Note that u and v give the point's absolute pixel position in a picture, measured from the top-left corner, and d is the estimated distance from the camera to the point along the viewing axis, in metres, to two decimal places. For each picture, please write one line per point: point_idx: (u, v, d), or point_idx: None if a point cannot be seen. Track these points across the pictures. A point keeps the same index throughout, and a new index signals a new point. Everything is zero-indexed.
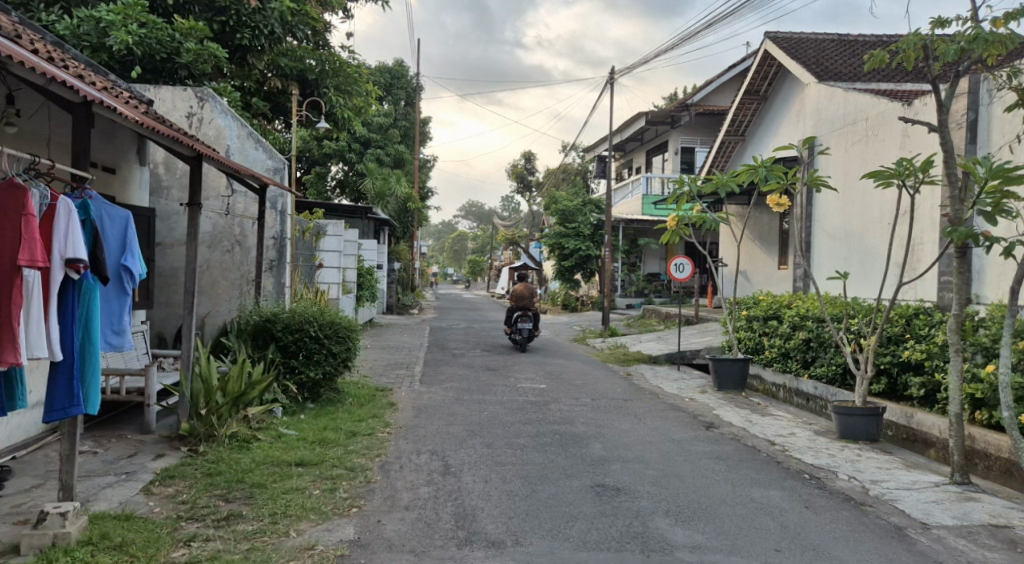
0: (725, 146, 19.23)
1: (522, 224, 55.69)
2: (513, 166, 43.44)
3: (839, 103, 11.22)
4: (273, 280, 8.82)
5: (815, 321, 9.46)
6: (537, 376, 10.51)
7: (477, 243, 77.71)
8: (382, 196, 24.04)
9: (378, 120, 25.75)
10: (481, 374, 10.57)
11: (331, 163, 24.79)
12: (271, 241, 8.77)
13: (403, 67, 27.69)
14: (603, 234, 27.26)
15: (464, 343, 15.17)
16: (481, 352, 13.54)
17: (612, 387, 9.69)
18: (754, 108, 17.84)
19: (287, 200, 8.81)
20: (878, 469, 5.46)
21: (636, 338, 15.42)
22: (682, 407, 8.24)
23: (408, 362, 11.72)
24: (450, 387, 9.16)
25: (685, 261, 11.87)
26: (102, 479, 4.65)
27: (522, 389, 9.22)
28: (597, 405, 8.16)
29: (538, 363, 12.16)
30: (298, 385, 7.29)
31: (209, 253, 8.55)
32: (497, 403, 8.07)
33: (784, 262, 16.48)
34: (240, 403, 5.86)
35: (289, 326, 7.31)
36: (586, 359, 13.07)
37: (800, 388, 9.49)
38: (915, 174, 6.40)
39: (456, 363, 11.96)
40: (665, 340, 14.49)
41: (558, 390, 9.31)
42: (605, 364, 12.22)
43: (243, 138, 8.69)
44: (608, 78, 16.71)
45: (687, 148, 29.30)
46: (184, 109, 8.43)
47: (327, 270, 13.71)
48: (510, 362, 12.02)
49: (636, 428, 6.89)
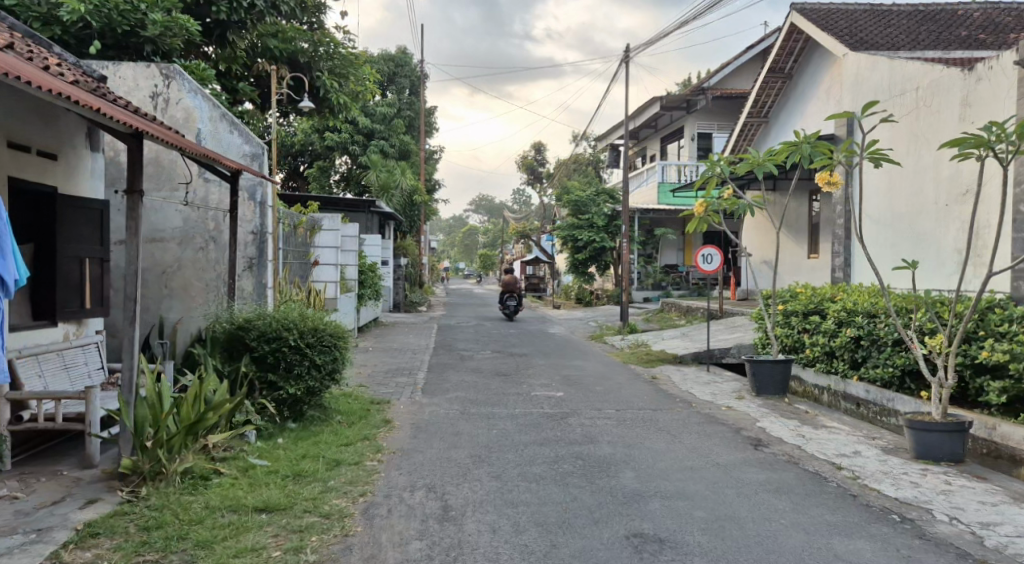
0: (747, 128, 18.26)
1: (533, 216, 54.65)
2: (523, 157, 42.38)
3: (882, 74, 10.12)
4: (253, 280, 7.84)
5: (866, 317, 8.38)
6: (553, 382, 9.49)
7: (488, 237, 76.75)
8: (387, 189, 23.10)
9: (382, 110, 24.78)
10: (492, 380, 9.55)
11: (335, 156, 23.84)
12: (250, 236, 7.76)
13: (406, 55, 26.63)
14: (618, 225, 26.14)
15: (473, 343, 14.19)
16: (491, 354, 12.54)
17: (637, 394, 8.66)
18: (778, 88, 16.84)
19: (267, 189, 7.79)
20: (983, 506, 4.38)
21: (658, 336, 14.37)
22: (719, 417, 7.20)
23: (410, 368, 10.71)
24: (455, 398, 8.15)
25: (713, 251, 10.79)
26: (3, 541, 3.68)
27: (536, 399, 8.19)
28: (622, 418, 7.13)
29: (554, 365, 11.14)
30: (277, 402, 6.31)
31: (179, 252, 7.62)
32: (508, 418, 7.06)
33: (816, 251, 15.41)
34: (197, 431, 4.89)
35: (265, 334, 6.32)
36: (605, 359, 12.07)
37: (849, 392, 8.51)
38: (1006, 141, 5.24)
39: (464, 367, 10.98)
40: (689, 337, 13.43)
41: (576, 398, 8.29)
42: (626, 366, 11.19)
43: (215, 120, 7.66)
44: (623, 54, 15.66)
45: (703, 134, 28.12)
46: (148, 88, 7.44)
47: (324, 268, 12.71)
48: (522, 366, 10.99)
49: (671, 449, 5.85)
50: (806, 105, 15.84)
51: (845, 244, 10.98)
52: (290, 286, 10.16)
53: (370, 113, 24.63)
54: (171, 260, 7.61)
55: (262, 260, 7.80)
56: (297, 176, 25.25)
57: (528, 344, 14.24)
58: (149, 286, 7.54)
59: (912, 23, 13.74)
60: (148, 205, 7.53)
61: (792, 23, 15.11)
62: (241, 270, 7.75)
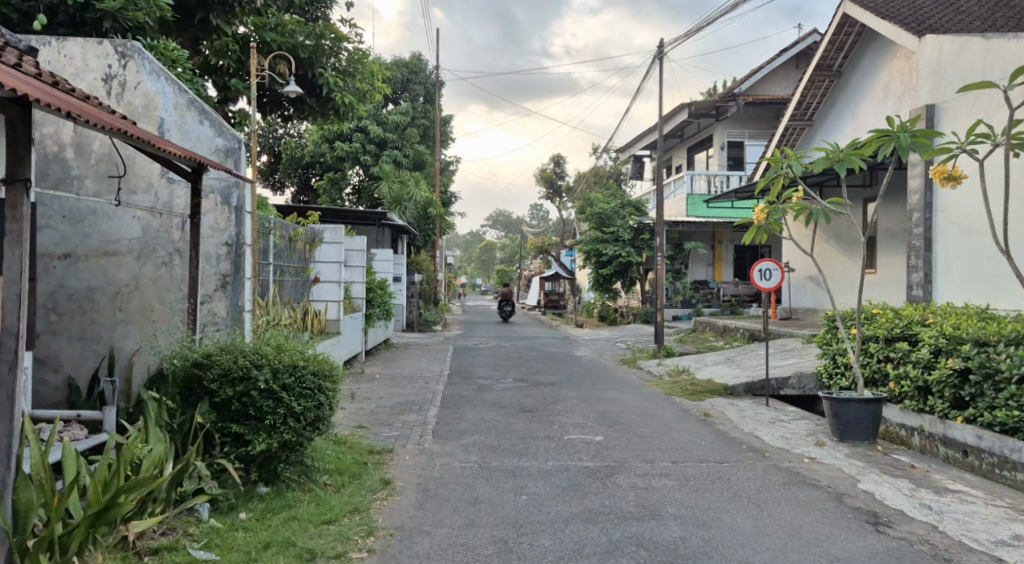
0: (789, 132, 16.91)
1: (551, 231, 53.34)
2: (542, 169, 41.13)
3: (973, 57, 8.68)
4: (226, 302, 6.45)
5: (976, 345, 6.82)
6: (588, 421, 8.03)
7: (506, 252, 75.61)
8: (400, 202, 21.89)
9: (395, 118, 23.57)
10: (517, 419, 8.11)
11: (346, 167, 22.81)
12: (224, 248, 6.41)
13: (421, 61, 25.49)
14: (645, 239, 24.65)
15: (493, 369, 12.77)
16: (513, 383, 11.11)
17: (692, 438, 7.19)
18: (826, 87, 15.52)
19: (244, 191, 6.49)
20: None
21: (699, 361, 12.86)
22: (806, 475, 5.70)
23: (421, 401, 9.30)
24: (473, 445, 6.74)
25: (771, 265, 9.31)
26: None
27: (572, 448, 6.75)
28: (683, 476, 5.66)
29: (586, 398, 9.67)
30: (243, 461, 4.91)
31: (138, 267, 6.32)
32: (539, 478, 5.61)
33: (873, 266, 14.13)
34: (109, 520, 3.51)
35: (228, 374, 4.90)
36: (642, 390, 10.60)
37: (953, 438, 6.95)
38: None
39: (483, 400, 9.55)
40: (736, 363, 11.91)
41: (620, 446, 6.83)
42: (669, 399, 9.70)
43: (182, 108, 6.37)
44: (657, 50, 14.29)
45: (734, 142, 26.67)
46: (99, 70, 6.14)
47: (325, 286, 11.36)
48: (550, 399, 9.55)
49: (762, 530, 4.37)
50: (862, 102, 14.54)
51: (925, 256, 9.43)
52: (281, 309, 8.83)
53: (383, 121, 23.51)
54: (128, 277, 6.29)
55: (238, 277, 6.44)
56: (307, 189, 24.48)
57: (554, 370, 12.81)
58: (100, 308, 6.19)
59: (987, 10, 11.85)
60: (101, 211, 6.20)
61: (844, 15, 13.82)
62: (212, 288, 6.39)
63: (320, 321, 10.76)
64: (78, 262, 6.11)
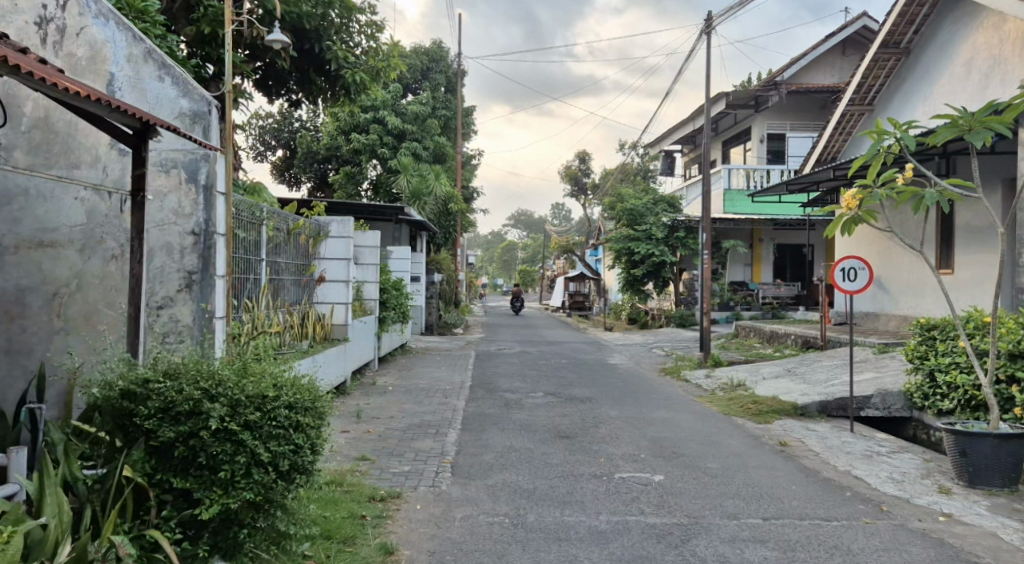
0: (845, 120, 15.62)
1: (574, 231, 51.77)
2: (567, 167, 39.66)
3: None
4: (191, 305, 5.12)
5: None
6: (641, 453, 6.63)
7: (529, 253, 74.18)
8: (420, 196, 20.52)
9: (414, 109, 22.20)
10: (554, 450, 6.70)
11: (362, 160, 21.65)
12: (189, 238, 5.08)
13: (442, 49, 24.11)
14: (679, 236, 23.11)
15: (519, 381, 11.37)
16: (544, 399, 9.71)
17: (777, 479, 5.74)
18: (892, 66, 14.28)
19: (215, 166, 5.12)
20: None
21: (754, 373, 11.34)
22: (954, 544, 4.23)
23: (439, 423, 7.95)
24: (502, 490, 5.36)
25: (855, 263, 7.80)
26: None
27: (627, 494, 5.32)
28: (787, 544, 4.21)
29: (632, 420, 8.25)
30: (188, 529, 3.56)
31: (82, 262, 5.00)
32: (593, 546, 4.21)
33: (947, 267, 12.53)
34: None
35: (170, 409, 3.57)
36: (694, 408, 9.13)
37: None
38: None
39: (511, 421, 8.15)
40: (800, 378, 10.36)
41: (687, 491, 5.41)
42: (731, 422, 8.27)
43: (138, 61, 5.06)
44: (704, 24, 12.85)
45: (775, 135, 24.95)
46: (33, 10, 4.56)
47: (330, 286, 10.05)
48: (589, 420, 8.13)
49: None
50: (937, 81, 13.20)
51: None
52: (271, 315, 7.49)
53: (401, 111, 22.22)
54: (68, 275, 4.95)
55: (206, 275, 5.10)
56: (324, 184, 23.75)
57: (588, 382, 11.36)
58: (32, 313, 4.83)
59: None
60: (36, 190, 4.89)
61: None
62: (174, 290, 5.06)
63: (323, 327, 9.41)
64: (5, 255, 4.76)
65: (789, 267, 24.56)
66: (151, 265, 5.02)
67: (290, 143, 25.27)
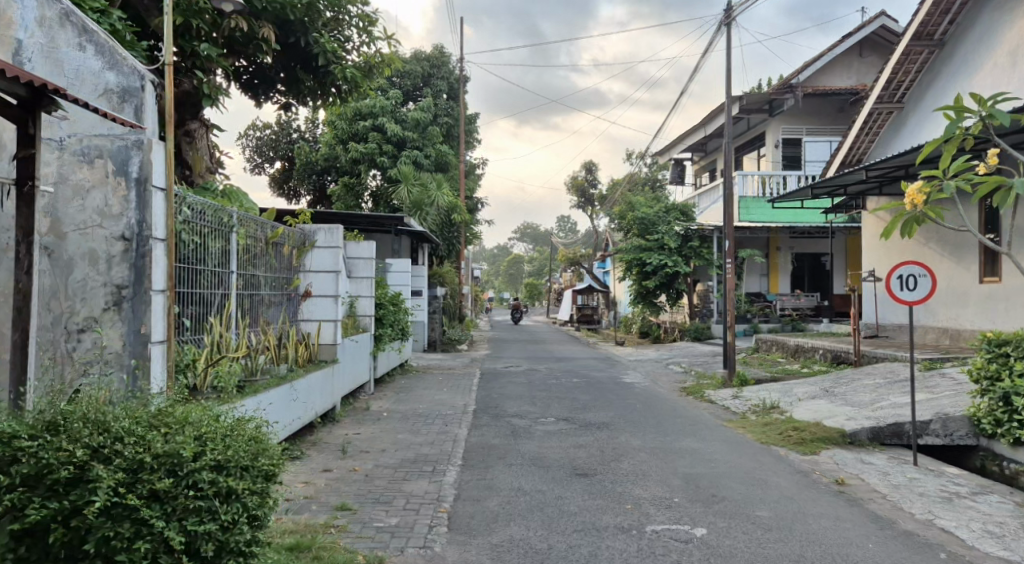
0: (873, 118, 14.68)
1: (580, 243, 50.75)
2: (573, 178, 38.73)
3: None
4: (123, 326, 4.14)
5: None
6: (676, 496, 5.58)
7: (535, 266, 73.09)
8: (421, 207, 19.60)
9: (414, 116, 21.30)
10: (571, 493, 5.67)
11: (361, 170, 20.82)
12: (119, 243, 4.12)
13: (443, 54, 23.26)
14: (693, 246, 22.08)
15: (528, 404, 10.33)
16: (556, 425, 8.70)
17: (848, 534, 4.69)
18: (924, 59, 13.39)
19: (150, 156, 4.17)
20: None
21: (787, 393, 10.26)
22: None
23: (437, 458, 6.93)
24: (509, 554, 4.33)
25: (915, 269, 6.76)
26: None
27: (665, 556, 4.28)
28: None
29: (658, 452, 7.21)
30: None
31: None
32: None
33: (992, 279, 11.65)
34: None
35: (45, 477, 2.73)
36: (726, 436, 8.08)
37: None
38: None
39: (520, 453, 7.12)
40: (841, 400, 9.27)
41: (740, 552, 4.37)
42: (771, 454, 7.22)
43: (54, 24, 4.57)
44: (723, 18, 11.91)
45: (790, 140, 24.02)
46: None
47: (316, 301, 9.05)
48: (609, 453, 7.08)
49: None
50: (980, 72, 12.21)
51: None
52: (240, 336, 6.50)
53: (401, 119, 21.33)
54: None
55: (139, 290, 4.13)
56: (324, 197, 23.13)
57: (604, 405, 10.31)
58: None
59: None
60: None
61: None
62: (101, 307, 4.13)
63: (307, 348, 8.42)
64: None
65: (808, 277, 23.45)
66: (71, 278, 4.13)
67: (288, 155, 24.47)
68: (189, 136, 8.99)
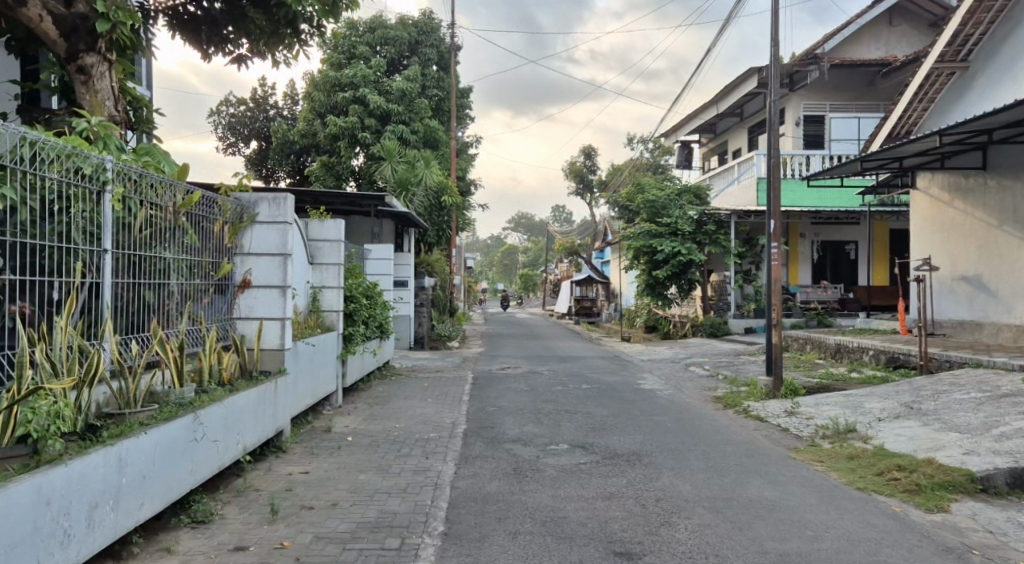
0: (932, 80, 12.54)
1: (578, 234, 48.67)
2: (571, 163, 36.62)
3: None
4: None
5: None
6: None
7: (531, 256, 70.96)
8: (407, 187, 17.44)
9: (399, 86, 19.01)
10: None
11: (341, 147, 18.68)
12: None
13: (433, 19, 20.95)
14: (708, 232, 19.97)
15: (531, 423, 8.18)
16: (573, 456, 6.58)
17: None
18: (1001, 6, 11.29)
19: None
20: None
21: (858, 410, 8.16)
22: None
23: (409, 519, 4.78)
24: None
25: None
26: None
27: None
28: None
29: (725, 507, 5.09)
30: None
31: None
32: None
33: None
34: None
35: None
36: (805, 475, 5.98)
37: None
38: None
39: (528, 509, 5.00)
40: (940, 423, 7.14)
41: None
42: (882, 508, 5.13)
43: None
44: None
45: (813, 117, 21.88)
46: None
47: (255, 293, 6.88)
48: (657, 511, 4.98)
49: None
50: None
51: None
52: (104, 345, 4.35)
53: (386, 90, 19.08)
54: None
55: None
56: (302, 178, 20.94)
57: (628, 424, 8.18)
58: None
59: None
60: None
61: None
62: None
63: (236, 358, 6.24)
64: None
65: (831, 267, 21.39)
66: None
67: (264, 133, 22.23)
68: (85, 74, 6.80)
